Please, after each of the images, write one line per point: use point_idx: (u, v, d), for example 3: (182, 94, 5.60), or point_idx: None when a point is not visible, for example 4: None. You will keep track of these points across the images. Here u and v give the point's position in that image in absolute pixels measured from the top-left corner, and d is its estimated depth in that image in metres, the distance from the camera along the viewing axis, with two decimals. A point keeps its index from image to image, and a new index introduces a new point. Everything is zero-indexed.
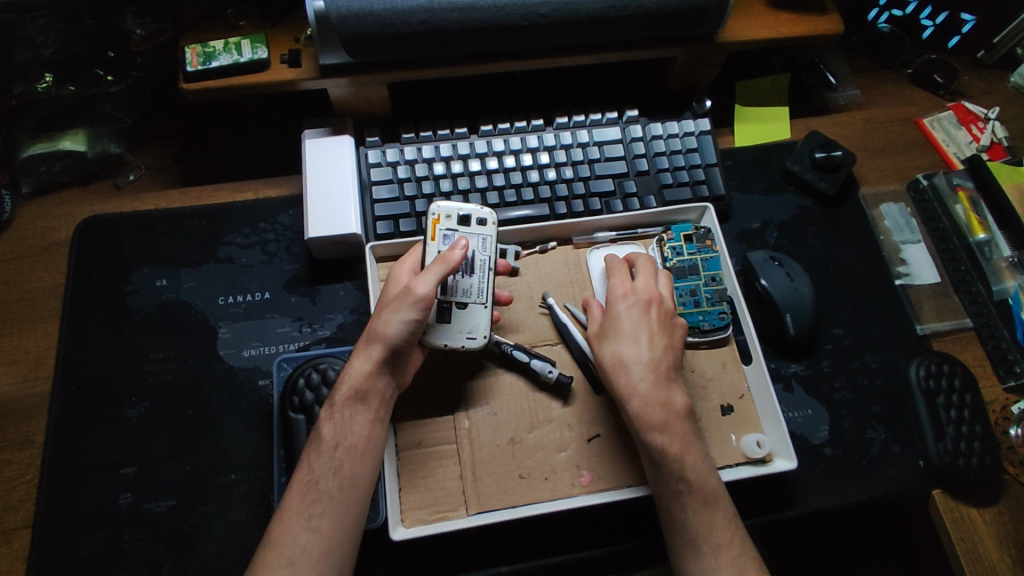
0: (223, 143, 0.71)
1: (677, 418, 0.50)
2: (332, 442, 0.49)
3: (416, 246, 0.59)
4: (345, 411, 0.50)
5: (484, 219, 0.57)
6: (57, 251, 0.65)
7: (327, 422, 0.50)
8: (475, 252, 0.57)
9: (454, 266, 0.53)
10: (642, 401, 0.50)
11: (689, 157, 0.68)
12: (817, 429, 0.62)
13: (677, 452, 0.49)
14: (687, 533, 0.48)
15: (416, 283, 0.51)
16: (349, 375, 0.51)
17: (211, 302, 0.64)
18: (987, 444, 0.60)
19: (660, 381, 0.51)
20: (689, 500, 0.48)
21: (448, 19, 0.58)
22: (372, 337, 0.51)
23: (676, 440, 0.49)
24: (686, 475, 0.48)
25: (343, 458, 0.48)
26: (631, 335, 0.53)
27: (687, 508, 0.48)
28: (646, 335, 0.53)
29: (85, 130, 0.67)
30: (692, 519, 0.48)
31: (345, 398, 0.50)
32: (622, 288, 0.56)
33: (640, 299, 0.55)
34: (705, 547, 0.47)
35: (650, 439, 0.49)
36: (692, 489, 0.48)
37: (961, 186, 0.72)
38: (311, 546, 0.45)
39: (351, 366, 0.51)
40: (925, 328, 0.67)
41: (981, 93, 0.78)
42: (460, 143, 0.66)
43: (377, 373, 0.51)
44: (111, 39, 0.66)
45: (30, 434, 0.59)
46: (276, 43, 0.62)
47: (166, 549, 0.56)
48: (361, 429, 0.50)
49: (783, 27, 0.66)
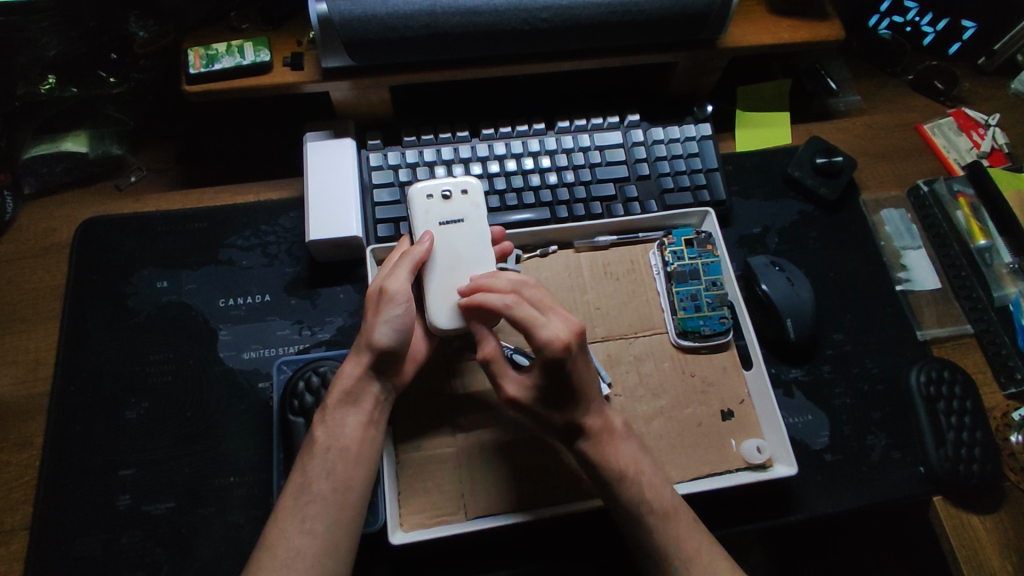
0: (224, 145, 0.71)
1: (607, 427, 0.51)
2: (323, 444, 0.49)
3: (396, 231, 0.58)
4: (337, 414, 0.50)
5: (466, 188, 0.57)
6: (57, 252, 0.65)
7: (320, 425, 0.50)
8: (466, 221, 0.56)
9: (419, 258, 0.52)
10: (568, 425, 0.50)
11: (691, 162, 0.68)
12: (817, 435, 0.62)
13: (623, 472, 0.50)
14: (654, 549, 0.49)
15: (389, 280, 0.51)
16: (339, 378, 0.51)
17: (212, 304, 0.64)
18: (989, 450, 0.60)
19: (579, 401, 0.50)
20: (648, 518, 0.49)
21: (451, 24, 0.58)
22: (361, 342, 0.51)
23: (628, 461, 0.50)
24: (644, 496, 0.49)
25: (337, 459, 0.48)
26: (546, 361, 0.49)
27: (652, 525, 0.49)
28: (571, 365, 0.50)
29: (87, 131, 0.67)
30: (656, 533, 0.49)
31: (337, 401, 0.50)
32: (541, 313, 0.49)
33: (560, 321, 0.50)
34: (675, 563, 0.48)
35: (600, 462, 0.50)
36: (649, 505, 0.49)
37: (962, 192, 0.72)
38: (304, 547, 0.45)
39: (342, 369, 0.51)
40: (926, 333, 0.67)
41: (980, 99, 0.78)
42: (462, 146, 0.66)
43: (370, 375, 0.51)
44: (115, 41, 0.66)
45: (29, 435, 0.59)
46: (279, 45, 0.62)
47: (165, 552, 0.55)
48: (354, 433, 0.49)
49: (785, 33, 0.66)
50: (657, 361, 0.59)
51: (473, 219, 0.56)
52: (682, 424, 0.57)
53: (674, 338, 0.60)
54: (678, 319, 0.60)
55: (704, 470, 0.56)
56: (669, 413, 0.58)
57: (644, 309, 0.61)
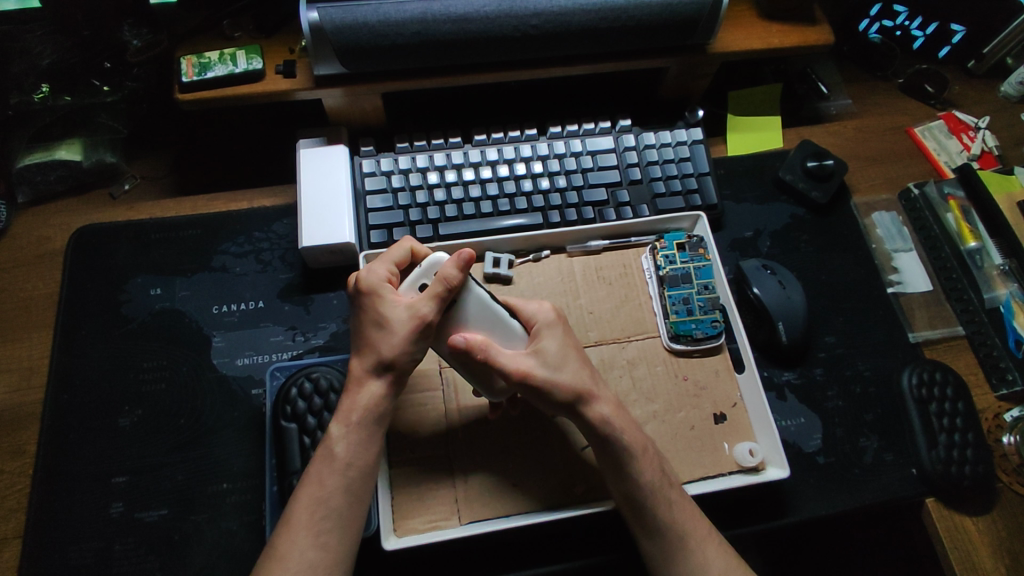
0: (217, 152, 0.71)
1: (611, 400, 0.51)
2: (344, 460, 0.48)
3: (398, 256, 0.54)
4: (363, 432, 0.48)
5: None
6: (51, 260, 0.66)
7: (341, 440, 0.48)
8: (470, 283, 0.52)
9: (455, 287, 0.49)
10: (607, 406, 0.50)
11: (682, 167, 0.68)
12: (810, 438, 0.62)
13: (634, 451, 0.49)
14: (677, 528, 0.49)
15: (423, 310, 0.49)
16: (359, 397, 0.49)
17: (206, 311, 0.64)
18: (980, 451, 0.60)
19: (594, 382, 0.51)
20: (659, 504, 0.49)
21: (442, 31, 0.58)
22: (378, 363, 0.49)
23: (638, 438, 0.50)
24: (653, 480, 0.49)
25: (356, 477, 0.48)
26: (562, 357, 0.50)
27: (672, 503, 0.49)
28: (574, 355, 0.51)
29: (82, 140, 0.68)
30: (677, 512, 0.49)
31: (363, 419, 0.48)
32: (539, 313, 0.52)
33: (549, 320, 0.52)
34: (692, 544, 0.49)
35: (615, 440, 0.49)
36: (660, 488, 0.49)
37: (952, 195, 0.72)
38: (317, 561, 0.45)
39: (362, 389, 0.49)
40: (917, 335, 0.67)
41: (970, 102, 0.79)
42: (454, 152, 0.67)
43: (390, 395, 0.49)
44: (108, 50, 0.68)
45: (22, 443, 0.59)
46: (271, 53, 0.63)
47: (158, 559, 0.55)
48: (376, 450, 0.49)
49: (774, 38, 0.66)
50: (649, 365, 0.60)
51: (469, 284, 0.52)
52: (675, 428, 0.57)
53: (666, 341, 0.60)
54: (670, 322, 0.60)
55: (696, 473, 0.56)
56: (661, 417, 0.58)
57: (636, 313, 0.62)
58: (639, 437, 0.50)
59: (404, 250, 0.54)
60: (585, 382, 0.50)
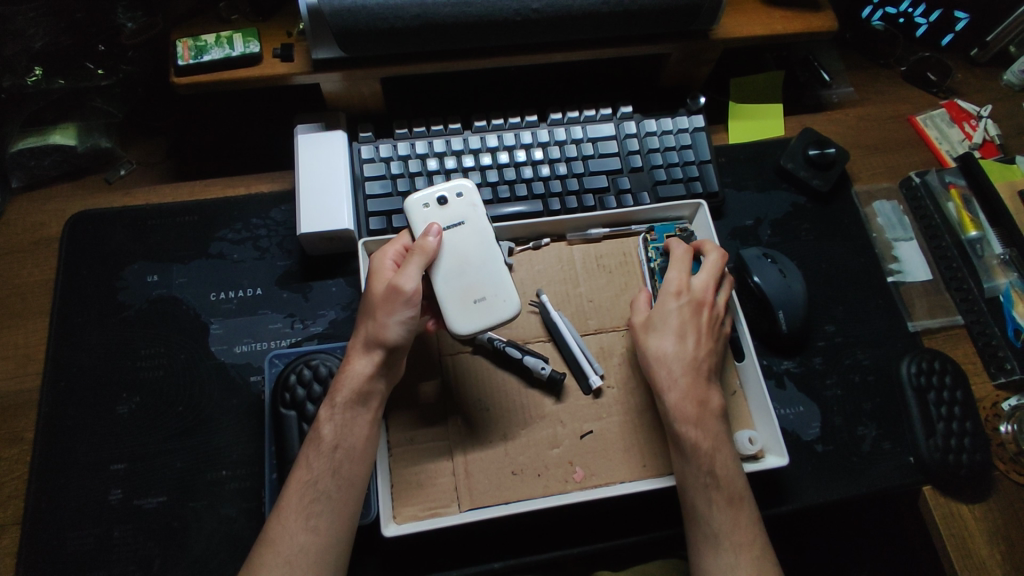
0: (214, 138, 0.71)
1: (701, 399, 0.51)
2: (331, 442, 0.48)
3: (681, 252, 0.58)
4: (347, 413, 0.48)
5: (461, 191, 0.55)
6: (47, 246, 0.65)
7: (327, 422, 0.48)
8: (465, 225, 0.54)
9: (429, 257, 0.51)
10: (680, 394, 0.51)
11: (683, 154, 0.68)
12: (808, 426, 0.62)
13: (706, 446, 0.50)
14: (709, 526, 0.49)
15: (399, 279, 0.49)
16: (347, 375, 0.49)
17: (203, 298, 0.64)
18: (977, 440, 0.61)
19: (698, 374, 0.52)
20: (712, 498, 0.49)
21: (442, 15, 0.57)
22: (370, 342, 0.49)
23: (708, 436, 0.50)
24: (715, 471, 0.49)
25: (344, 459, 0.47)
26: (680, 332, 0.53)
27: (713, 504, 0.49)
28: (694, 334, 0.54)
29: (75, 124, 0.67)
30: (716, 514, 0.49)
31: (347, 399, 0.48)
32: (679, 284, 0.56)
33: (693, 299, 0.55)
34: (723, 548, 0.48)
35: (681, 430, 0.50)
36: (717, 486, 0.49)
37: (953, 183, 0.72)
38: (308, 546, 0.45)
39: (347, 370, 0.49)
40: (917, 324, 0.67)
41: (973, 91, 0.78)
42: (454, 138, 0.66)
43: (379, 374, 0.50)
44: (101, 33, 0.66)
45: (20, 430, 0.58)
46: (268, 37, 0.62)
47: (157, 545, 0.55)
48: (365, 433, 0.49)
49: (778, 24, 0.66)
50: None
51: (472, 221, 0.54)
52: None
53: None
54: None
55: None
56: None
57: None
58: (714, 437, 0.51)
59: (716, 255, 0.58)
60: (685, 360, 0.52)
